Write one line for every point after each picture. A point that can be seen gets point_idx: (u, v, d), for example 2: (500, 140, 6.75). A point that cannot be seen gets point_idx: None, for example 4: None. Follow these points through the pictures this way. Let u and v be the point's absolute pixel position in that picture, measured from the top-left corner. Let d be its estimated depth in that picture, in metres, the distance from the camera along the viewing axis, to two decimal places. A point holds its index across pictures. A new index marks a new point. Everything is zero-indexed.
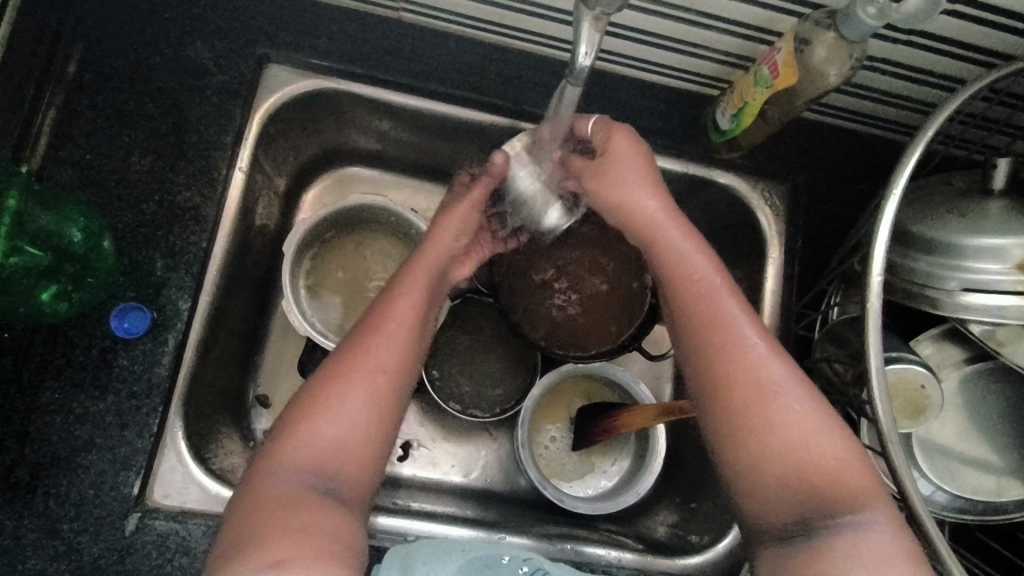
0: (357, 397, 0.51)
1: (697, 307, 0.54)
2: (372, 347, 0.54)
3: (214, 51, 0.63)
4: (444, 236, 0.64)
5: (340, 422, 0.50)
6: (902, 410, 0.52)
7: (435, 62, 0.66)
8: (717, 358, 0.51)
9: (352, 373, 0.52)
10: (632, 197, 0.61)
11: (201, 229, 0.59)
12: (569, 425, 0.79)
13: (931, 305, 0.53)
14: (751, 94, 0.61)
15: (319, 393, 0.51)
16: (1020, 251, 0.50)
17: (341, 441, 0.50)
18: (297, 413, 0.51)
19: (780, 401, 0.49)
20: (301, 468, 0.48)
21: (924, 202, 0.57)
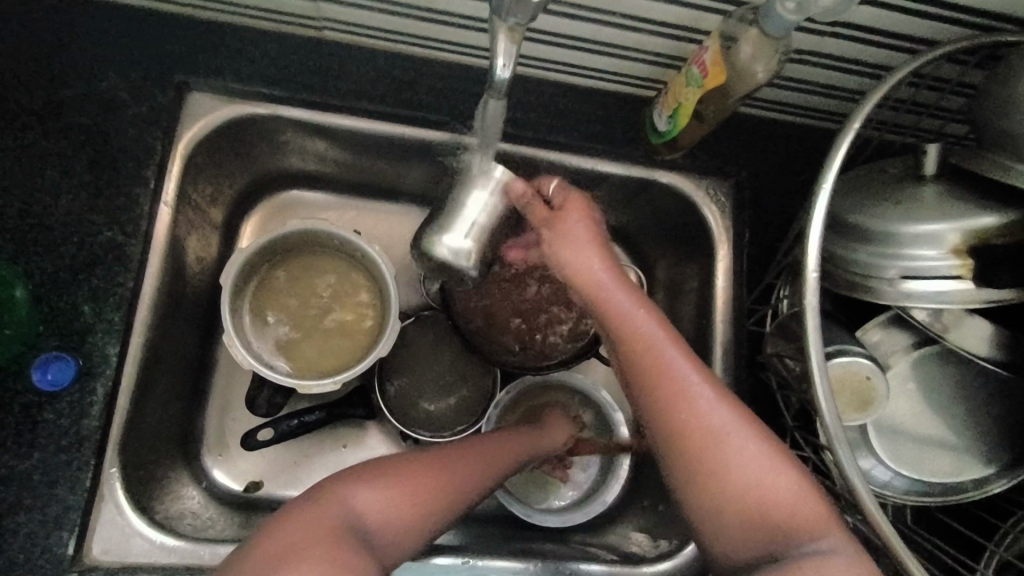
0: (420, 485, 0.52)
1: (647, 371, 0.49)
2: (445, 463, 0.55)
3: (130, 82, 0.60)
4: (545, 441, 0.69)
5: (393, 494, 0.50)
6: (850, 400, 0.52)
7: (366, 80, 0.65)
8: (669, 417, 0.48)
9: (423, 466, 0.53)
10: (576, 263, 0.51)
11: (126, 269, 0.56)
12: None
13: (872, 295, 0.53)
14: (682, 95, 0.60)
15: (387, 466, 0.53)
16: (955, 237, 0.51)
17: (396, 507, 0.50)
18: (361, 474, 0.51)
19: (731, 449, 0.47)
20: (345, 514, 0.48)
21: (859, 192, 0.57)
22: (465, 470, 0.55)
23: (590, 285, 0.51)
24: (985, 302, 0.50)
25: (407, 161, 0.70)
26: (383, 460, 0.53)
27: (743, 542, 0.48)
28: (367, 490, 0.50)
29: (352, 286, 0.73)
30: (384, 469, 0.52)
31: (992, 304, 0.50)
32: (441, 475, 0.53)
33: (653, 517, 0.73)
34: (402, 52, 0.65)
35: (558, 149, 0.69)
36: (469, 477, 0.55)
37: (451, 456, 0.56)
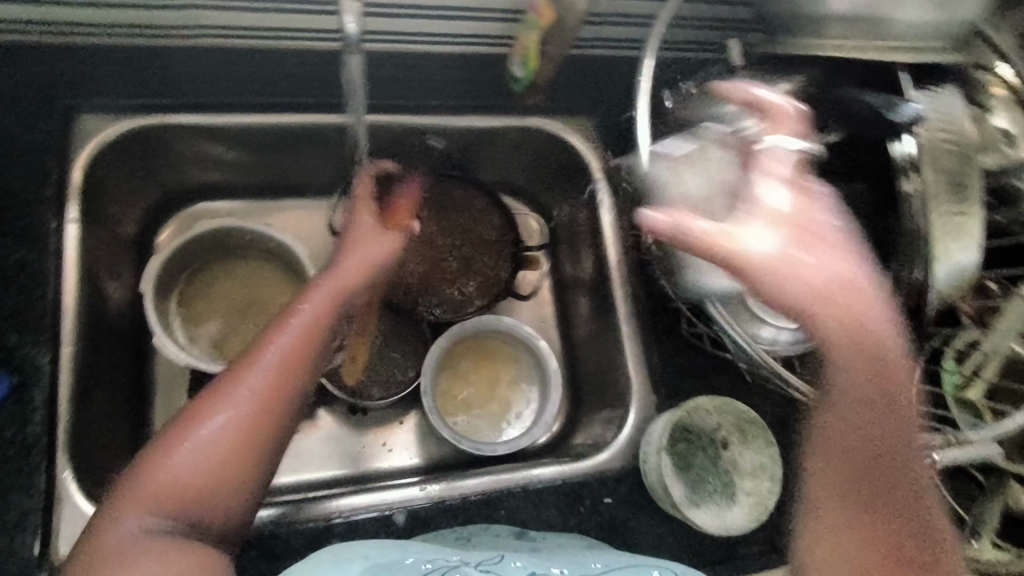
0: (212, 431, 0.49)
1: (859, 395, 0.49)
2: (227, 398, 0.51)
3: (16, 114, 0.64)
4: (363, 254, 0.59)
5: (191, 457, 0.49)
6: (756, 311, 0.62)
7: (244, 79, 0.70)
8: (863, 458, 0.50)
9: (203, 416, 0.50)
10: (819, 232, 0.47)
11: (44, 283, 0.59)
12: (473, 395, 0.86)
13: (713, 169, 0.63)
14: (527, 41, 0.69)
15: (171, 435, 0.50)
16: (762, 105, 0.61)
17: (210, 462, 0.49)
18: (152, 455, 0.49)
19: (911, 473, 0.49)
20: (155, 507, 0.47)
21: (690, 92, 0.66)
22: (254, 389, 0.51)
23: (822, 293, 0.47)
24: None
25: (298, 151, 0.76)
26: (166, 428, 0.50)
27: None
28: (165, 471, 0.48)
29: (271, 277, 0.78)
30: (170, 439, 0.49)
31: None
32: (231, 413, 0.50)
33: (594, 426, 0.80)
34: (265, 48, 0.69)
35: (434, 111, 0.78)
36: (261, 392, 0.51)
37: (232, 382, 0.51)
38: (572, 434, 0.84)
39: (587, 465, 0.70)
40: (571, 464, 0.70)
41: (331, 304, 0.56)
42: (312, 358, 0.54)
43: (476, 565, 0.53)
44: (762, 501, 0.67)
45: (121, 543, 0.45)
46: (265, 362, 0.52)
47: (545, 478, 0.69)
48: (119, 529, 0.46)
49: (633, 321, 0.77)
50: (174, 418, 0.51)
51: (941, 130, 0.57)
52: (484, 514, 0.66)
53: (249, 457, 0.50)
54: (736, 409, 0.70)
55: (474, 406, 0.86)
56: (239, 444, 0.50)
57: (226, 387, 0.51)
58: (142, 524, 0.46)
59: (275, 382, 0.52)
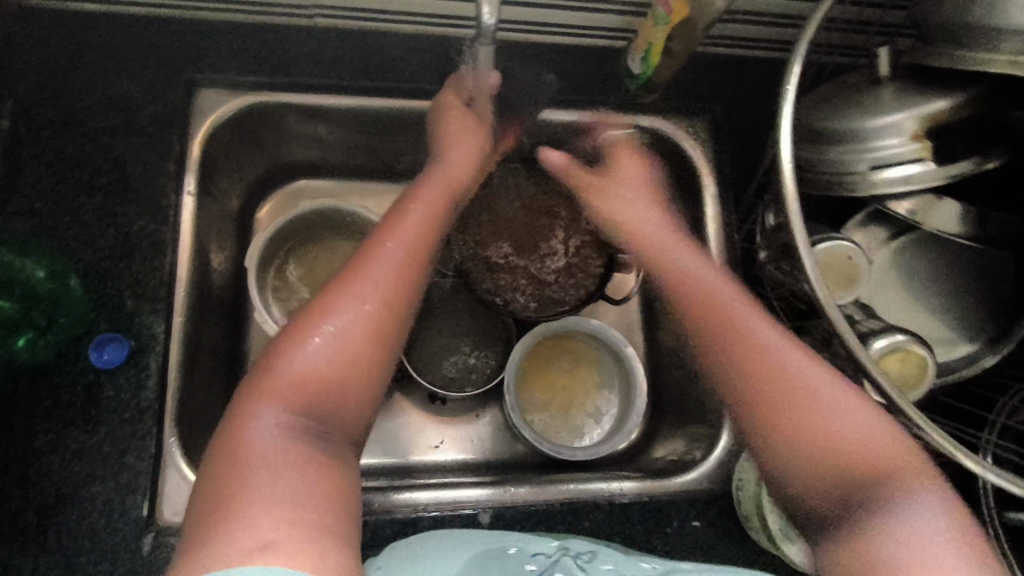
0: (334, 334, 0.49)
1: (766, 374, 0.54)
2: (343, 303, 0.50)
3: (142, 85, 0.65)
4: (455, 169, 0.65)
5: (315, 360, 0.48)
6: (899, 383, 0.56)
7: (357, 61, 0.70)
8: (783, 400, 0.53)
9: (325, 317, 0.49)
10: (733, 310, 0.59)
11: (162, 254, 0.61)
12: (553, 394, 0.84)
13: (848, 189, 0.58)
14: (651, 35, 0.66)
15: (292, 337, 0.49)
16: (912, 123, 0.56)
17: (336, 364, 0.48)
18: (272, 359, 0.48)
19: (828, 398, 0.53)
20: (283, 408, 0.46)
21: (826, 102, 0.61)
22: (371, 295, 0.51)
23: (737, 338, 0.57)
24: (950, 177, 0.55)
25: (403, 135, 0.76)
26: (284, 334, 0.49)
27: (835, 485, 0.51)
28: (291, 373, 0.47)
29: None
30: (291, 343, 0.49)
31: (953, 180, 0.55)
32: (355, 314, 0.50)
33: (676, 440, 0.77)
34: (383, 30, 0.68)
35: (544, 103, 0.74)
36: (377, 298, 0.51)
37: (344, 289, 0.51)
38: (651, 444, 0.82)
39: (675, 483, 0.66)
40: (659, 480, 0.66)
41: (432, 208, 0.59)
42: (421, 265, 0.55)
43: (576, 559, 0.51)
44: None
45: (257, 445, 0.44)
46: (379, 264, 0.53)
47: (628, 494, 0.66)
48: (252, 428, 0.44)
49: None
50: (290, 326, 0.50)
51: None
52: (568, 521, 0.65)
53: (375, 358, 0.50)
54: None
55: (554, 405, 0.84)
56: (365, 343, 0.49)
57: (345, 289, 0.51)
58: (276, 425, 0.45)
59: (393, 286, 0.52)
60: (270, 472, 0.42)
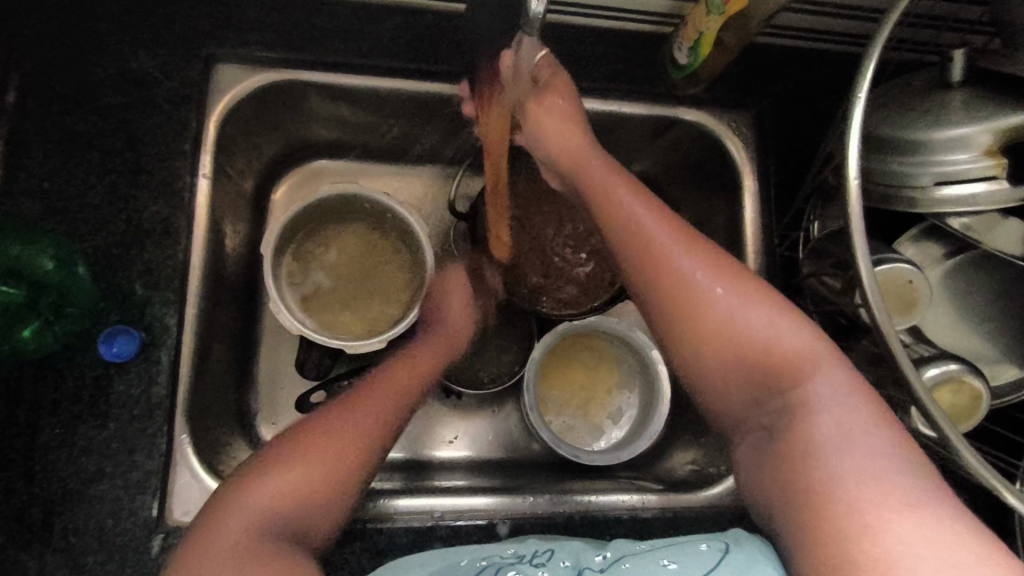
0: (311, 453, 0.53)
1: (664, 278, 0.54)
2: (320, 432, 0.54)
3: (157, 58, 0.61)
4: (424, 356, 0.70)
5: (289, 475, 0.51)
6: (951, 416, 0.53)
7: (385, 39, 0.66)
8: (683, 295, 0.52)
9: (295, 447, 0.53)
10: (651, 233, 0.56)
11: (176, 241, 0.58)
12: (572, 394, 0.82)
13: (908, 204, 0.54)
14: (703, 24, 0.61)
15: (258, 463, 0.52)
16: (986, 137, 0.51)
17: (298, 484, 0.51)
18: (245, 476, 0.51)
19: (747, 312, 0.51)
20: (256, 509, 0.49)
21: (889, 106, 0.57)
22: (350, 422, 0.56)
23: (648, 247, 0.55)
24: (1019, 200, 0.51)
25: (429, 119, 0.72)
26: (249, 461, 0.53)
27: (750, 392, 0.50)
28: (266, 485, 0.51)
29: (384, 251, 0.76)
30: (257, 470, 0.52)
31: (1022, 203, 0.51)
32: (311, 449, 0.53)
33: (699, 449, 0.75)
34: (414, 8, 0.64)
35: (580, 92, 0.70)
36: (354, 426, 0.56)
37: (317, 430, 0.54)
38: (670, 450, 0.79)
39: (697, 499, 0.65)
40: (682, 495, 0.65)
41: (402, 385, 0.63)
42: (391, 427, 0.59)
43: (528, 561, 0.48)
44: None
45: (219, 555, 0.46)
46: (356, 415, 0.57)
47: (652, 509, 0.64)
48: (229, 518, 0.48)
49: None
50: (259, 452, 0.54)
51: None
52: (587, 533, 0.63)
53: (339, 479, 0.53)
54: None
55: (572, 406, 0.81)
56: (327, 465, 0.53)
57: (316, 430, 0.54)
58: (249, 519, 0.48)
59: (352, 431, 0.55)
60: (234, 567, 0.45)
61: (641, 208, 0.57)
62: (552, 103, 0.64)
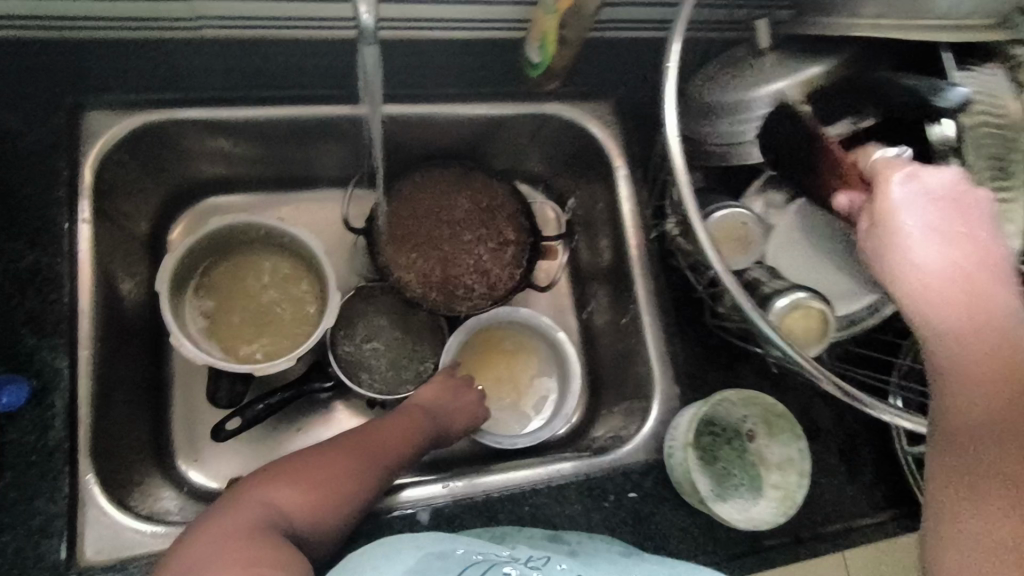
0: (315, 476, 0.59)
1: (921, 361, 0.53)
2: (323, 461, 0.61)
3: (21, 112, 0.62)
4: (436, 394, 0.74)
5: (294, 489, 0.58)
6: (799, 338, 0.59)
7: (250, 71, 0.67)
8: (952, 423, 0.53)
9: (304, 463, 0.61)
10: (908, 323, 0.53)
11: (59, 286, 0.59)
12: (492, 386, 0.84)
13: (740, 158, 0.60)
14: (543, 24, 0.67)
15: (272, 472, 0.60)
16: (793, 91, 0.58)
17: (304, 494, 0.58)
18: (259, 481, 0.59)
19: None
20: (261, 509, 0.56)
21: (715, 74, 0.63)
22: (358, 450, 0.63)
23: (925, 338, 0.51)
24: (832, 139, 0.57)
25: (310, 141, 0.74)
26: (262, 471, 0.60)
27: None
28: (273, 492, 0.58)
29: (289, 276, 0.77)
30: (270, 476, 0.59)
31: (837, 140, 0.57)
32: (319, 468, 0.60)
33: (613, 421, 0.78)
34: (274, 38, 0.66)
35: (449, 99, 0.74)
36: (359, 459, 0.62)
37: (326, 452, 0.62)
38: (590, 425, 0.83)
39: (606, 462, 0.69)
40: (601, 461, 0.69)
41: (406, 422, 0.70)
42: (393, 459, 0.65)
43: (524, 563, 0.55)
44: (791, 494, 0.66)
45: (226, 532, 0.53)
46: (363, 443, 0.64)
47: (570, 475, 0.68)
48: (237, 510, 0.55)
49: (655, 312, 0.75)
50: (269, 465, 0.61)
51: (983, 112, 0.54)
52: (508, 510, 0.65)
53: (339, 491, 0.59)
54: (764, 402, 0.68)
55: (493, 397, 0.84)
56: (331, 481, 0.60)
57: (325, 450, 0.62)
58: (255, 516, 0.55)
59: (359, 457, 0.63)
60: (224, 541, 0.51)
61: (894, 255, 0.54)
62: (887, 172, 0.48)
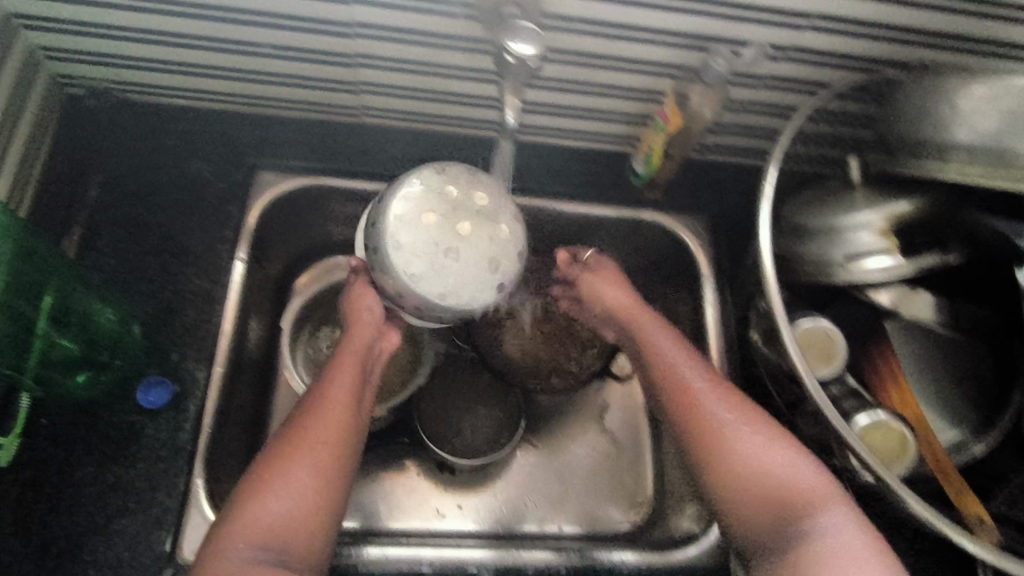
0: (294, 483, 0.52)
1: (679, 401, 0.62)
2: (295, 454, 0.54)
3: (213, 166, 0.76)
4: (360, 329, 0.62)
5: (277, 504, 0.51)
6: (880, 456, 0.59)
7: (396, 153, 0.80)
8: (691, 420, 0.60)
9: (281, 468, 0.53)
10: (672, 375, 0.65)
11: (212, 309, 0.69)
12: (566, 474, 0.87)
13: (827, 276, 0.64)
14: (653, 142, 0.75)
15: (252, 488, 0.52)
16: (882, 221, 0.63)
17: (294, 501, 0.52)
18: (241, 504, 0.52)
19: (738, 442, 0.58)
20: (258, 542, 0.50)
21: (805, 201, 0.69)
22: (322, 432, 0.55)
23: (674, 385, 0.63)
24: (918, 270, 0.61)
25: None
26: (241, 487, 0.53)
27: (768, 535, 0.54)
28: (262, 513, 0.51)
29: None
30: (257, 492, 0.52)
31: (922, 271, 0.62)
32: (303, 467, 0.53)
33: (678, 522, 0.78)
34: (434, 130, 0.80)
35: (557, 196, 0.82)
36: (328, 436, 0.55)
37: (302, 438, 0.55)
38: (653, 523, 0.83)
39: (671, 558, 0.69)
40: (463, 216, 0.59)
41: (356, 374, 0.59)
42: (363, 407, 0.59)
43: None
44: None
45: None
46: (329, 415, 0.56)
47: (452, 238, 0.58)
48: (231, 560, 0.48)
49: None
50: (247, 475, 0.54)
51: None
52: None
53: (331, 487, 0.54)
54: None
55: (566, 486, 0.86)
56: (320, 480, 0.53)
57: (296, 441, 0.54)
58: (255, 554, 0.49)
59: (334, 434, 0.55)
60: None
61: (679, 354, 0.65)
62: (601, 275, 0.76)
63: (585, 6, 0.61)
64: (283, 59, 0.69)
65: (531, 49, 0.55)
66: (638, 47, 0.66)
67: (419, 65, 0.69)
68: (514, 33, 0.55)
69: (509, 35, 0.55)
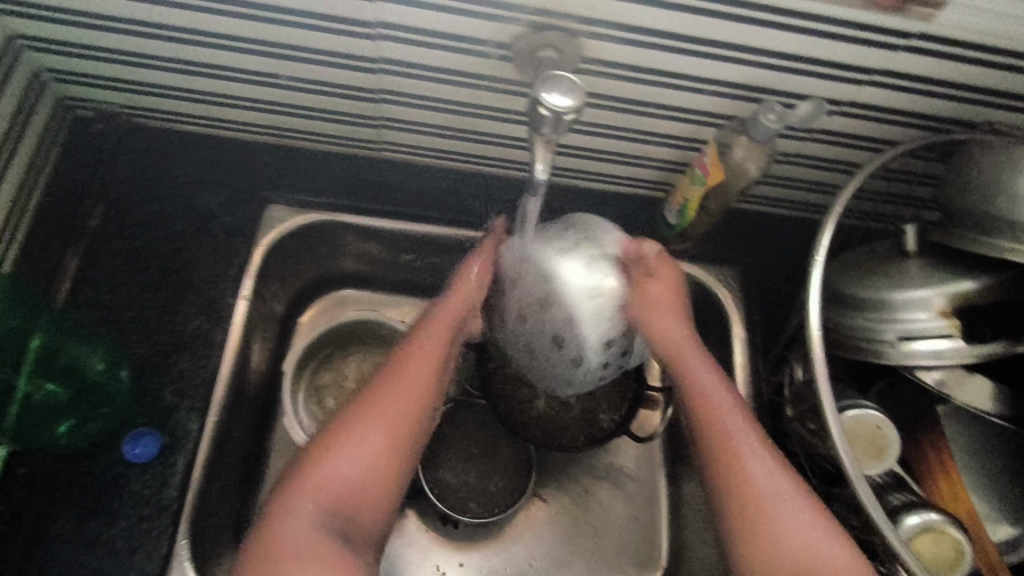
0: (363, 449, 0.51)
1: (709, 428, 0.55)
2: (367, 418, 0.53)
3: (222, 197, 0.71)
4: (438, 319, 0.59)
5: (344, 470, 0.51)
6: (930, 565, 0.53)
7: (416, 191, 0.75)
8: (728, 468, 0.53)
9: (353, 431, 0.52)
10: (705, 393, 0.56)
11: (210, 353, 0.64)
12: (578, 537, 0.80)
13: (878, 356, 0.58)
14: (689, 193, 0.69)
15: (321, 449, 0.52)
16: (942, 300, 0.57)
17: (362, 468, 0.51)
18: (309, 464, 0.51)
19: (780, 505, 0.51)
20: (318, 506, 0.49)
21: (855, 268, 0.63)
22: (387, 420, 0.53)
23: (700, 405, 0.56)
24: (978, 357, 0.55)
25: None
26: (312, 445, 0.52)
27: None
28: (327, 475, 0.50)
29: None
30: (324, 453, 0.51)
31: (983, 359, 0.55)
32: (374, 434, 0.52)
33: None
34: (461, 168, 0.76)
35: None
36: (391, 426, 0.53)
37: (374, 403, 0.53)
38: None
39: None
40: (533, 264, 0.55)
41: (427, 365, 0.56)
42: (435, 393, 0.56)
43: None
44: None
45: (291, 540, 0.48)
46: (403, 387, 0.55)
47: (564, 308, 0.53)
48: (292, 520, 0.48)
49: None
50: (317, 433, 0.53)
51: None
52: None
53: (400, 458, 0.52)
54: None
55: (576, 550, 0.80)
56: (392, 450, 0.52)
57: (371, 405, 0.53)
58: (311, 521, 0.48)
59: (410, 409, 0.54)
60: (301, 552, 0.47)
61: (706, 369, 0.57)
62: (666, 282, 0.59)
63: (629, 52, 0.57)
64: (305, 91, 0.65)
65: (571, 102, 0.49)
66: (682, 95, 0.61)
67: (447, 104, 0.64)
68: (551, 85, 0.49)
69: (545, 86, 0.49)
